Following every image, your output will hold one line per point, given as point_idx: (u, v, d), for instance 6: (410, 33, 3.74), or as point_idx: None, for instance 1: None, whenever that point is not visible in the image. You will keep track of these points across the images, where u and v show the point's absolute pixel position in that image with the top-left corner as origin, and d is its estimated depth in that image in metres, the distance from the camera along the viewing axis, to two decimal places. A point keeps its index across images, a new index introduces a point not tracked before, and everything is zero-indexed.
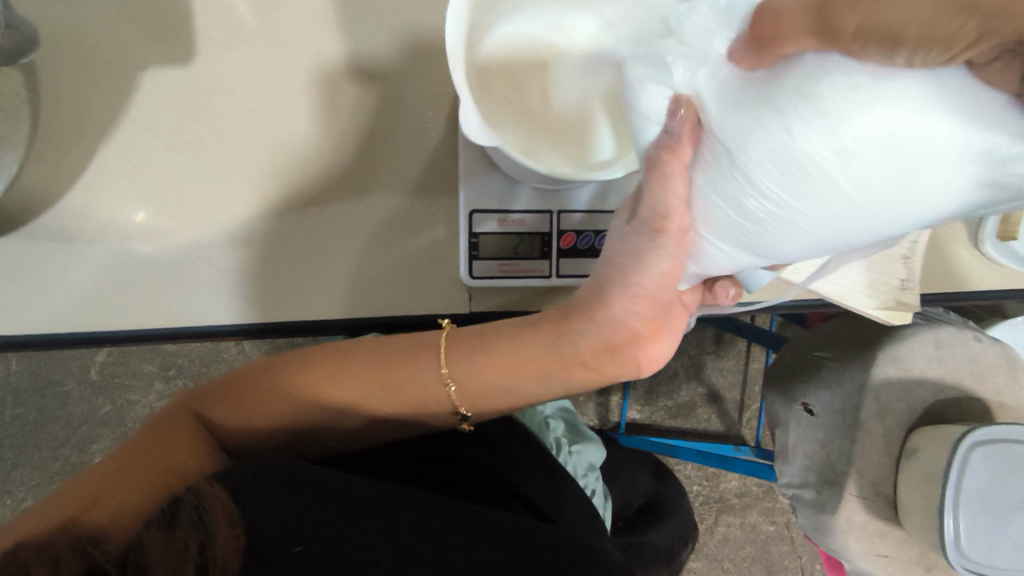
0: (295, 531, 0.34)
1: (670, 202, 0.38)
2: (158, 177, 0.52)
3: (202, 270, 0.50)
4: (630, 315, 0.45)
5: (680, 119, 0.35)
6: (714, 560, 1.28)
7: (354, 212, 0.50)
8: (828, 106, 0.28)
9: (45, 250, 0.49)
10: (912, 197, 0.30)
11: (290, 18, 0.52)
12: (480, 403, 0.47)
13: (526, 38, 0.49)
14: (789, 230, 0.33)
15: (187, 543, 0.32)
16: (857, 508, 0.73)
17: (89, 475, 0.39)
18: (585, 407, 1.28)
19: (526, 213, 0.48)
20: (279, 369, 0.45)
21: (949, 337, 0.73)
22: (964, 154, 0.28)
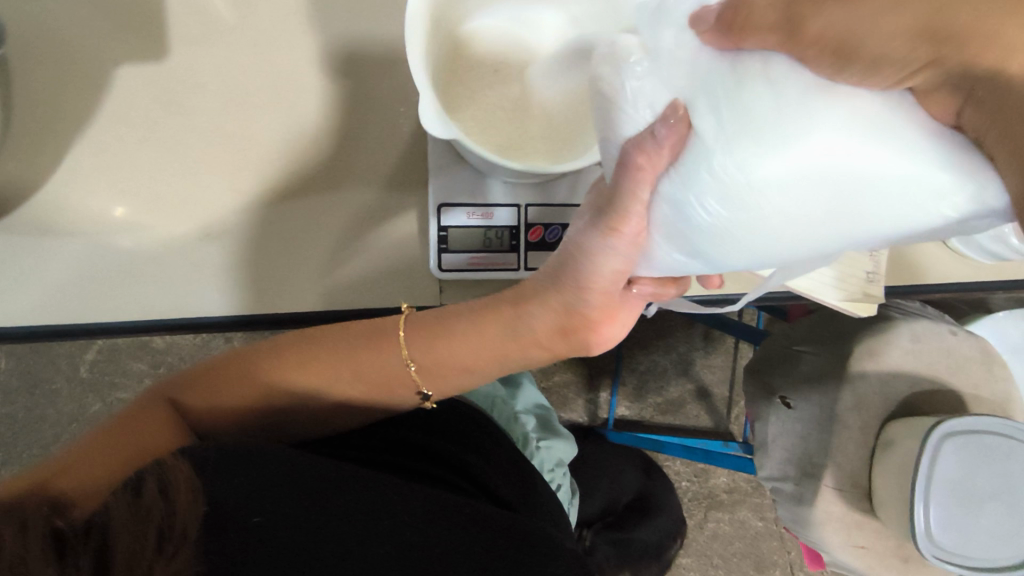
0: (252, 504, 0.38)
1: (632, 204, 0.35)
2: (131, 171, 0.53)
3: (178, 265, 0.50)
4: (584, 305, 0.44)
5: (671, 130, 0.32)
6: (703, 555, 1.29)
7: (326, 206, 0.51)
8: (786, 119, 0.29)
9: (25, 245, 0.50)
10: (847, 212, 0.31)
11: (266, 15, 0.53)
12: (442, 385, 0.49)
13: (495, 36, 0.51)
14: (735, 244, 0.33)
15: (151, 509, 0.35)
16: (835, 500, 0.74)
17: (73, 447, 0.42)
18: (574, 403, 1.29)
19: (495, 206, 0.49)
20: (253, 354, 0.47)
21: (925, 329, 0.74)
22: (901, 176, 0.29)
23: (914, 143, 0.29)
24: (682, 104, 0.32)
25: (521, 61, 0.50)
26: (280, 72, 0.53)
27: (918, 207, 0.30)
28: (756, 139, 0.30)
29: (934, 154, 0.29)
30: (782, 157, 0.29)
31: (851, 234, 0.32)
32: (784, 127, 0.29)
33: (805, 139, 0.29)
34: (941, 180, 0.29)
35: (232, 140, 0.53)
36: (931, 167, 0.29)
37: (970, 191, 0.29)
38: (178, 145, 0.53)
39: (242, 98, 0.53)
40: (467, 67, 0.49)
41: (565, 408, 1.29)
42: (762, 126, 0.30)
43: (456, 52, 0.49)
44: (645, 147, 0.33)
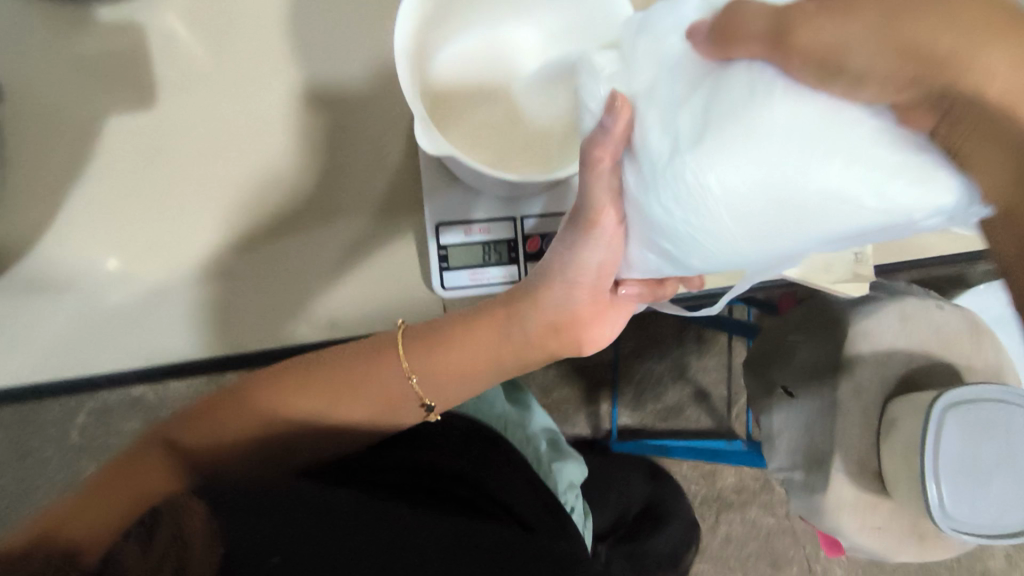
0: (274, 543, 0.34)
1: (602, 193, 0.39)
2: (119, 223, 0.52)
3: (182, 309, 0.52)
4: (572, 300, 0.48)
5: (616, 117, 0.35)
6: (719, 558, 1.29)
7: (321, 240, 0.53)
8: (729, 123, 0.31)
9: (36, 306, 0.50)
10: (795, 218, 0.32)
11: (245, 55, 0.54)
12: (445, 397, 0.49)
13: (474, 55, 0.52)
14: (698, 247, 0.35)
15: (165, 555, 0.31)
16: (846, 485, 0.74)
17: (82, 494, 0.41)
18: (575, 418, 1.29)
19: (489, 221, 0.50)
20: (252, 384, 0.47)
21: (913, 308, 0.76)
22: (840, 183, 0.30)
23: (865, 138, 0.29)
24: (620, 95, 0.35)
25: (508, 81, 0.52)
26: (259, 106, 0.53)
27: (868, 206, 0.30)
28: (702, 141, 0.31)
29: (885, 152, 0.29)
30: (724, 158, 0.31)
31: (807, 232, 0.32)
32: (730, 128, 0.30)
33: (748, 139, 0.30)
34: (883, 193, 0.30)
35: (219, 179, 0.53)
36: (878, 165, 0.30)
37: (908, 189, 0.30)
38: (163, 192, 0.52)
39: (229, 142, 0.53)
40: (451, 92, 0.51)
41: (567, 424, 1.29)
42: (701, 133, 0.31)
43: (446, 76, 0.51)
44: (598, 137, 0.36)
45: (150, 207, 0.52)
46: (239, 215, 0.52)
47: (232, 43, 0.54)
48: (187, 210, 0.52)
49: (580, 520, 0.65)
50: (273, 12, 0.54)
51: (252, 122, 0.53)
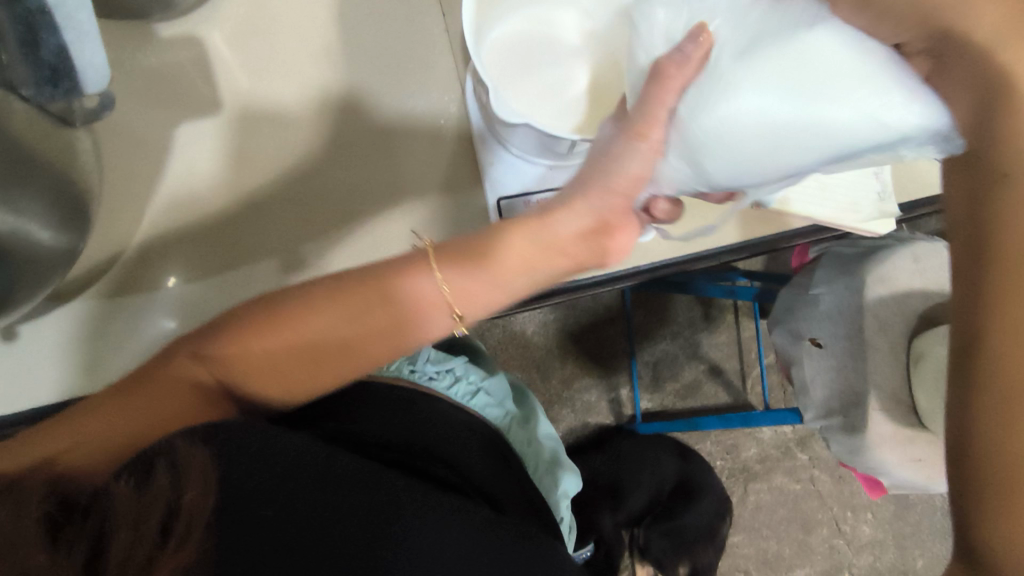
0: (261, 497, 0.39)
1: (658, 108, 0.40)
2: (201, 219, 0.60)
3: (262, 301, 0.53)
4: (602, 206, 0.44)
5: (697, 41, 0.39)
6: (752, 529, 1.24)
7: (387, 221, 0.54)
8: (786, 45, 0.36)
9: (113, 317, 0.53)
10: (816, 121, 0.36)
11: (306, 68, 0.60)
12: (477, 310, 0.45)
13: (519, 35, 0.55)
14: (720, 152, 0.38)
15: (157, 497, 0.34)
16: (884, 420, 0.78)
17: (78, 411, 0.43)
18: (597, 406, 1.23)
19: (552, 192, 0.51)
20: (277, 300, 0.44)
21: (924, 250, 0.79)
22: (864, 94, 0.35)
23: (874, 74, 0.35)
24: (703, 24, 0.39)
25: (558, 48, 0.56)
26: (329, 114, 0.60)
27: (867, 122, 0.35)
28: (761, 57, 0.36)
29: (891, 80, 0.35)
30: (771, 75, 0.36)
31: (822, 138, 0.36)
32: (778, 48, 0.36)
33: (796, 60, 0.36)
34: (898, 102, 0.35)
35: (285, 179, 0.60)
36: (883, 86, 0.35)
37: (909, 104, 0.35)
38: (241, 187, 0.61)
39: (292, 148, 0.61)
40: (505, 68, 0.54)
41: (590, 413, 1.22)
42: (763, 51, 0.36)
43: (503, 48, 0.54)
44: (676, 57, 0.39)
45: (230, 202, 0.60)
46: (302, 220, 0.59)
47: (292, 62, 0.60)
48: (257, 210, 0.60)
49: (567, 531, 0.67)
50: (319, 23, 0.60)
51: (318, 125, 0.60)
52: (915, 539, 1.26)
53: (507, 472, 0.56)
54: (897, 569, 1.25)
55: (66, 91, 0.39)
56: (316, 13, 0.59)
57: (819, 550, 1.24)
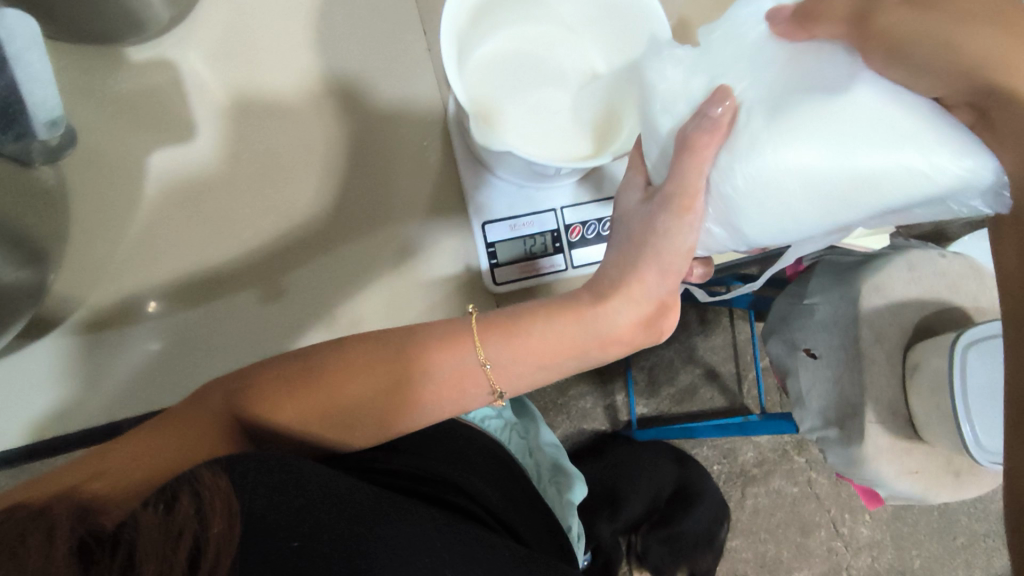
0: (291, 524, 0.35)
1: (695, 177, 0.39)
2: (178, 254, 0.56)
3: (242, 326, 0.53)
4: (661, 290, 0.47)
5: (721, 105, 0.38)
6: (751, 533, 1.22)
7: (380, 241, 0.55)
8: (822, 107, 0.35)
9: (89, 345, 0.51)
10: (859, 185, 0.35)
11: (286, 88, 0.58)
12: (516, 381, 0.48)
13: (504, 53, 0.55)
14: (759, 220, 0.38)
15: (183, 529, 0.32)
16: (881, 433, 0.76)
17: (100, 449, 0.41)
18: (593, 412, 1.20)
19: (532, 215, 0.54)
20: (316, 362, 0.44)
21: (918, 257, 0.78)
22: (908, 157, 0.34)
23: (917, 131, 0.34)
24: (727, 90, 0.38)
25: (543, 69, 0.55)
26: (315, 136, 0.59)
27: (922, 180, 0.34)
28: (799, 120, 0.35)
29: (935, 134, 0.34)
30: (811, 138, 0.35)
31: (866, 202, 0.36)
32: (811, 111, 0.35)
33: (833, 123, 0.35)
34: (945, 158, 0.34)
35: (273, 210, 0.59)
36: (930, 144, 0.34)
37: (959, 160, 0.34)
38: (221, 217, 0.58)
39: (275, 169, 0.59)
40: (491, 86, 0.54)
41: (585, 419, 1.20)
42: (799, 112, 0.35)
43: (488, 68, 0.54)
44: (705, 125, 0.38)
45: (206, 231, 0.57)
46: (285, 249, 0.57)
47: (274, 81, 0.58)
48: (240, 232, 0.58)
49: (579, 545, 0.65)
50: (298, 40, 0.58)
51: (301, 146, 0.59)
52: (913, 539, 1.25)
53: (523, 498, 0.53)
54: (895, 570, 1.25)
55: (20, 132, 0.42)
56: (294, 31, 0.58)
57: (817, 552, 1.23)
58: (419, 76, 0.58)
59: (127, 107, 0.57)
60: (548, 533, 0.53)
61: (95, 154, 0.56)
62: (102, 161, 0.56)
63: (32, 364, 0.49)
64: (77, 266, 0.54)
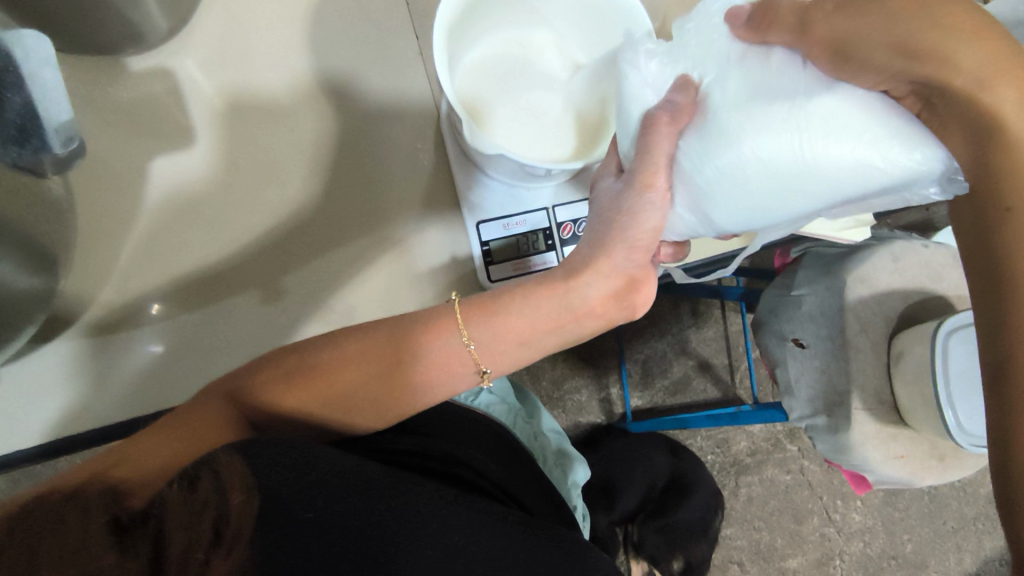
0: (305, 496, 0.36)
1: (659, 155, 0.41)
2: (175, 259, 0.56)
3: (243, 329, 0.55)
4: (630, 264, 0.49)
5: (685, 92, 0.41)
6: (745, 521, 1.25)
7: (374, 244, 0.56)
8: (783, 100, 0.37)
9: (98, 348, 0.53)
10: (819, 176, 0.37)
11: (280, 90, 0.59)
12: (500, 360, 0.50)
13: (494, 54, 0.56)
14: (725, 205, 0.40)
15: (207, 502, 0.33)
16: (867, 419, 0.78)
17: (117, 445, 0.40)
18: (588, 406, 1.23)
19: (523, 214, 0.57)
20: (310, 350, 0.46)
21: (902, 248, 0.80)
22: (863, 148, 0.36)
23: (873, 125, 0.36)
24: (686, 78, 0.42)
25: (532, 68, 0.56)
26: (309, 134, 0.59)
27: (877, 170, 0.36)
28: (761, 112, 0.37)
29: (887, 127, 0.36)
30: (773, 130, 0.37)
31: (826, 192, 0.38)
32: (772, 104, 0.37)
33: (792, 115, 0.36)
34: (896, 149, 0.36)
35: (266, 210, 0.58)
36: (884, 137, 0.36)
37: (909, 151, 0.36)
38: (221, 221, 0.58)
39: (271, 168, 0.59)
40: (481, 86, 0.55)
41: (580, 412, 1.22)
42: (762, 105, 0.37)
43: (478, 69, 0.55)
44: (669, 107, 0.41)
45: (207, 236, 0.57)
46: (284, 250, 0.57)
47: (269, 84, 0.59)
48: (234, 234, 0.58)
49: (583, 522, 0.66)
50: (292, 48, 0.59)
51: (294, 148, 0.59)
52: (904, 524, 1.28)
53: (531, 478, 0.54)
54: (887, 555, 1.28)
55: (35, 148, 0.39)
56: (290, 38, 0.59)
57: (810, 539, 1.26)
58: (412, 81, 0.59)
59: (125, 112, 0.58)
60: (555, 507, 0.53)
61: (96, 160, 0.56)
62: (100, 167, 0.56)
63: (49, 364, 0.51)
64: (83, 268, 0.54)
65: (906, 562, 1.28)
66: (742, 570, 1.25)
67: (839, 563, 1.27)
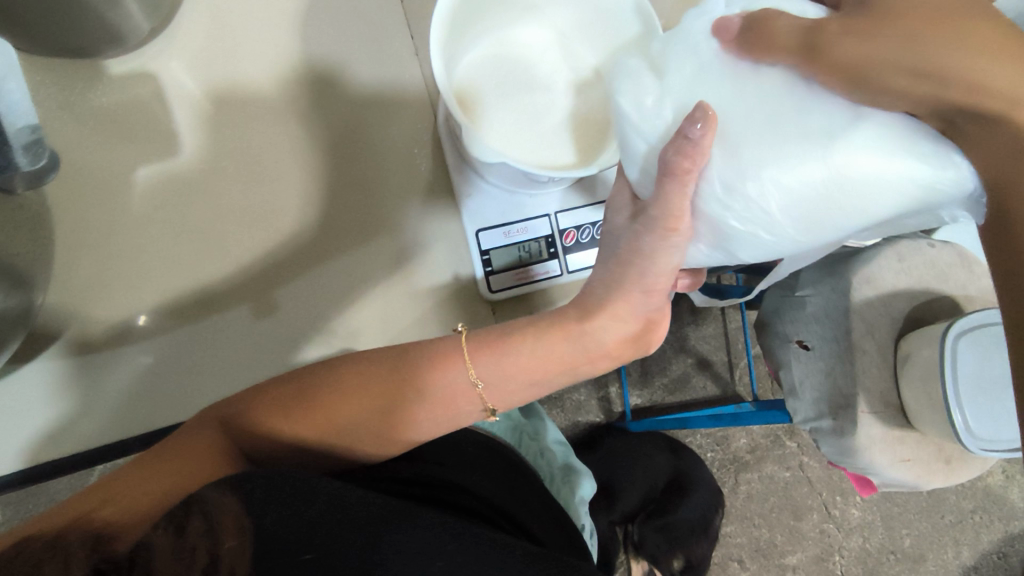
0: (302, 538, 0.35)
1: (681, 204, 0.39)
2: (160, 271, 0.54)
3: (232, 342, 0.53)
4: (646, 306, 0.48)
5: (705, 128, 0.36)
6: (745, 519, 1.23)
7: (367, 256, 0.55)
8: (799, 137, 0.35)
9: (84, 362, 0.51)
10: (850, 210, 0.36)
11: (268, 91, 0.57)
12: (507, 398, 0.50)
13: (492, 54, 0.54)
14: (758, 247, 0.39)
15: (195, 548, 0.33)
16: (874, 423, 0.76)
17: (107, 478, 0.40)
18: (587, 404, 1.20)
19: (524, 221, 0.55)
20: (309, 380, 0.45)
21: (907, 248, 0.77)
22: (890, 176, 0.35)
23: (895, 150, 0.34)
24: (704, 109, 0.36)
25: (532, 67, 0.55)
26: (296, 141, 0.58)
27: (903, 194, 0.35)
28: (776, 147, 0.35)
29: (918, 152, 0.34)
30: (790, 163, 0.35)
31: (855, 221, 0.37)
32: (786, 141, 0.35)
33: (809, 146, 0.35)
34: (929, 174, 0.34)
35: (257, 218, 0.57)
36: (915, 162, 0.34)
37: (950, 175, 0.34)
38: (209, 232, 0.56)
39: (261, 174, 0.57)
40: (480, 87, 0.53)
41: (579, 411, 1.20)
42: (777, 147, 0.35)
43: (475, 71, 0.54)
44: (686, 149, 0.36)
45: (194, 248, 0.55)
46: (276, 262, 0.56)
47: (257, 84, 0.57)
48: (223, 247, 0.56)
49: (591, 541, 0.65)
50: (279, 49, 0.57)
51: (283, 153, 0.57)
52: (903, 519, 1.27)
53: (543, 506, 0.53)
54: (887, 549, 1.26)
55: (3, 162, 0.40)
56: (279, 39, 0.57)
57: (810, 535, 1.25)
58: (405, 80, 0.58)
59: (105, 115, 0.56)
60: (568, 537, 0.52)
61: (75, 167, 0.54)
62: (77, 174, 0.54)
63: (31, 381, 0.49)
64: (63, 282, 0.52)
65: (905, 556, 1.27)
66: (742, 567, 1.24)
67: (838, 558, 1.25)
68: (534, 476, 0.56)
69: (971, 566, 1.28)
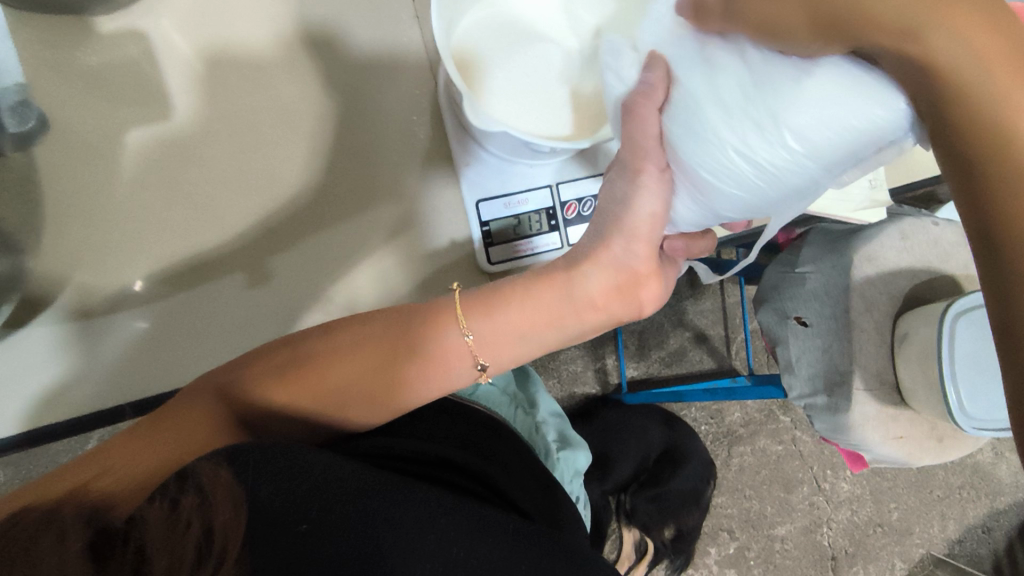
0: (294, 509, 0.36)
1: (648, 144, 0.39)
2: (147, 236, 0.54)
3: (224, 309, 0.52)
4: (631, 255, 0.46)
5: (654, 71, 0.38)
6: (736, 491, 1.25)
7: (363, 223, 0.54)
8: (737, 73, 0.35)
9: (77, 328, 0.50)
10: (800, 148, 0.33)
11: (258, 53, 0.57)
12: (499, 355, 0.49)
13: (495, 19, 0.53)
14: (726, 197, 0.38)
15: (190, 522, 0.33)
16: (868, 400, 0.75)
17: (101, 448, 0.40)
18: (583, 377, 1.21)
19: (526, 192, 0.54)
20: (303, 342, 0.46)
21: (912, 226, 0.76)
22: (833, 108, 0.32)
23: (836, 95, 0.32)
24: (659, 57, 0.38)
25: (538, 35, 0.53)
26: (292, 114, 0.58)
27: (851, 142, 0.33)
28: (718, 97, 0.35)
29: (859, 84, 0.32)
30: (732, 113, 0.34)
31: (814, 165, 0.34)
32: (725, 80, 0.35)
33: (749, 90, 0.34)
34: (872, 108, 0.32)
35: (244, 191, 0.57)
36: (857, 94, 0.32)
37: (887, 104, 0.32)
38: (198, 198, 0.56)
39: (255, 141, 0.57)
40: (483, 53, 0.52)
41: (575, 382, 1.20)
42: (717, 85, 0.35)
43: (478, 38, 0.52)
44: (641, 90, 0.38)
45: (185, 215, 0.55)
46: (273, 234, 0.56)
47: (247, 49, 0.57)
48: (215, 214, 0.56)
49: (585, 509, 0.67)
50: (274, 12, 0.56)
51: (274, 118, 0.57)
52: (891, 493, 1.29)
53: (532, 479, 0.53)
54: (874, 522, 1.29)
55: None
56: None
57: (799, 507, 1.26)
58: (402, 43, 0.55)
59: (91, 76, 0.55)
60: (558, 509, 0.53)
61: (64, 130, 0.53)
62: (65, 138, 0.53)
63: (28, 347, 0.48)
64: (52, 248, 0.52)
65: (891, 529, 1.29)
66: (732, 537, 1.25)
67: (826, 529, 1.27)
68: (517, 437, 0.56)
69: (956, 539, 1.30)
